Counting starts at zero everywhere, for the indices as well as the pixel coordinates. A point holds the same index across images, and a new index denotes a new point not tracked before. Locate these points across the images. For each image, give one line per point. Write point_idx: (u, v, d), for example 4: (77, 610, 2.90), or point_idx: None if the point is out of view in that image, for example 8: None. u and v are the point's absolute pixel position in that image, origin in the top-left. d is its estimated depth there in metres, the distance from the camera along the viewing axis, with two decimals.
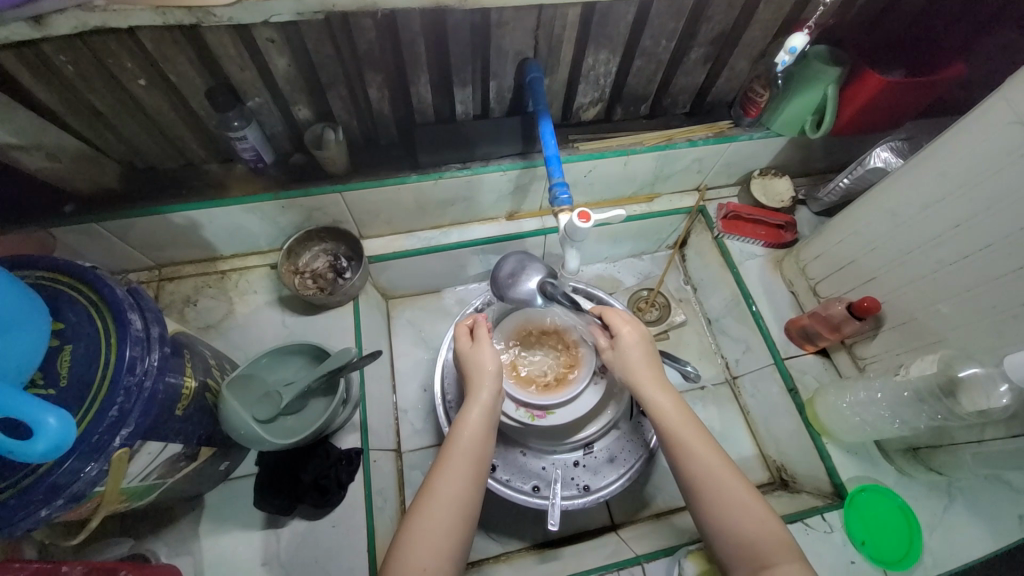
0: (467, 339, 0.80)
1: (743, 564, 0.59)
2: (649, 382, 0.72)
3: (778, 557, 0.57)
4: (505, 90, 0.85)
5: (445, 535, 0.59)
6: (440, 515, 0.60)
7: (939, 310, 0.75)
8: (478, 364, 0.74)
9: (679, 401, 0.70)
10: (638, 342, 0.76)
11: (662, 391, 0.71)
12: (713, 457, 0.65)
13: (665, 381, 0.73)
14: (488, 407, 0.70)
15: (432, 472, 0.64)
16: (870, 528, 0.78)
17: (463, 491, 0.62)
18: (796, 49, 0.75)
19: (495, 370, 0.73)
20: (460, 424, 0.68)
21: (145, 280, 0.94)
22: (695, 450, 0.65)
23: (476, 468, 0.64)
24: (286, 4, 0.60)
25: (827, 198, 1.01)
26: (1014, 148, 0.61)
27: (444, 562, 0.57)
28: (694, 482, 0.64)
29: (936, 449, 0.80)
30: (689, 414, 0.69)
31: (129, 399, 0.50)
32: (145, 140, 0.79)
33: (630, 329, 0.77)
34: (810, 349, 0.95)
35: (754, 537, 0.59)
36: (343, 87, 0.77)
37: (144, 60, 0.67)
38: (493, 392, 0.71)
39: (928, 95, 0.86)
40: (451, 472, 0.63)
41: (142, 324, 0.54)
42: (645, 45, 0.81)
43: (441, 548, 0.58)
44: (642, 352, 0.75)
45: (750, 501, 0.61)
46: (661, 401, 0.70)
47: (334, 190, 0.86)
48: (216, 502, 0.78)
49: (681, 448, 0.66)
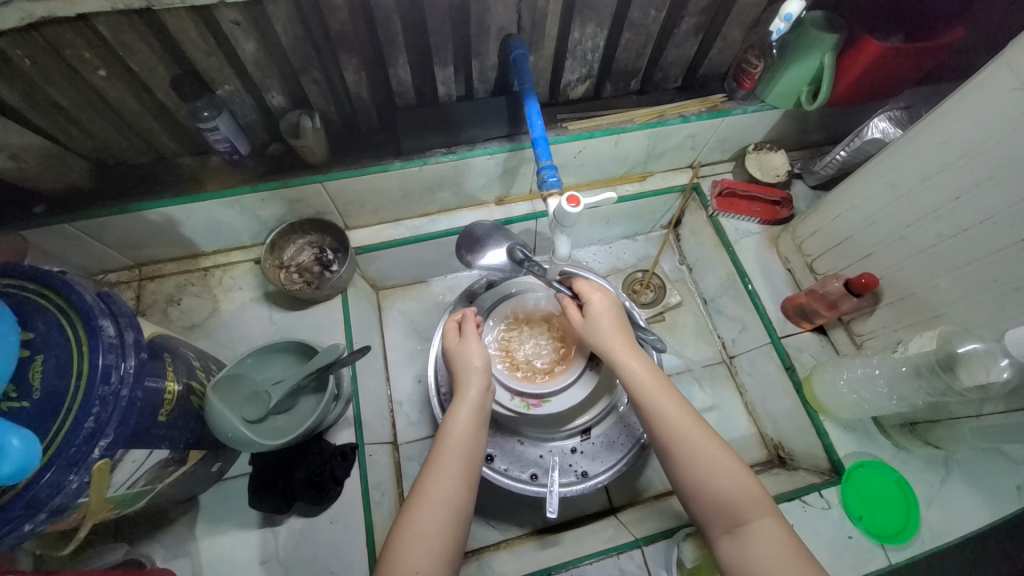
0: (455, 333, 0.78)
1: (720, 523, 0.59)
2: (622, 349, 0.71)
3: (754, 518, 0.58)
4: (488, 70, 0.81)
5: (437, 534, 0.58)
6: (432, 512, 0.59)
7: (938, 285, 0.74)
8: (464, 360, 0.73)
9: (652, 364, 0.70)
10: (609, 309, 0.76)
11: (633, 356, 0.71)
12: (687, 420, 0.64)
13: (634, 344, 0.72)
14: (477, 405, 0.69)
15: (424, 471, 0.63)
16: (868, 503, 0.79)
17: (454, 491, 0.61)
18: (791, 16, 0.72)
19: (485, 368, 0.72)
20: (449, 421, 0.67)
21: (125, 280, 0.91)
22: (668, 414, 0.65)
23: (466, 466, 0.63)
24: None
25: (824, 171, 0.99)
26: (1018, 114, 0.58)
27: (438, 563, 0.57)
28: (669, 446, 0.63)
29: (934, 424, 0.81)
30: (661, 376, 0.69)
31: (105, 409, 0.49)
32: (113, 134, 0.75)
33: (599, 297, 0.77)
34: (807, 327, 0.94)
35: (730, 496, 0.59)
36: (317, 71, 0.73)
37: (103, 50, 0.63)
38: (482, 390, 0.70)
39: (929, 61, 0.83)
40: (443, 470, 0.62)
41: (116, 330, 0.52)
42: (634, 17, 0.77)
43: (435, 547, 0.57)
44: (612, 319, 0.75)
45: (725, 460, 0.61)
46: (635, 367, 0.69)
47: (314, 180, 0.83)
48: (212, 503, 0.77)
49: (655, 413, 0.65)
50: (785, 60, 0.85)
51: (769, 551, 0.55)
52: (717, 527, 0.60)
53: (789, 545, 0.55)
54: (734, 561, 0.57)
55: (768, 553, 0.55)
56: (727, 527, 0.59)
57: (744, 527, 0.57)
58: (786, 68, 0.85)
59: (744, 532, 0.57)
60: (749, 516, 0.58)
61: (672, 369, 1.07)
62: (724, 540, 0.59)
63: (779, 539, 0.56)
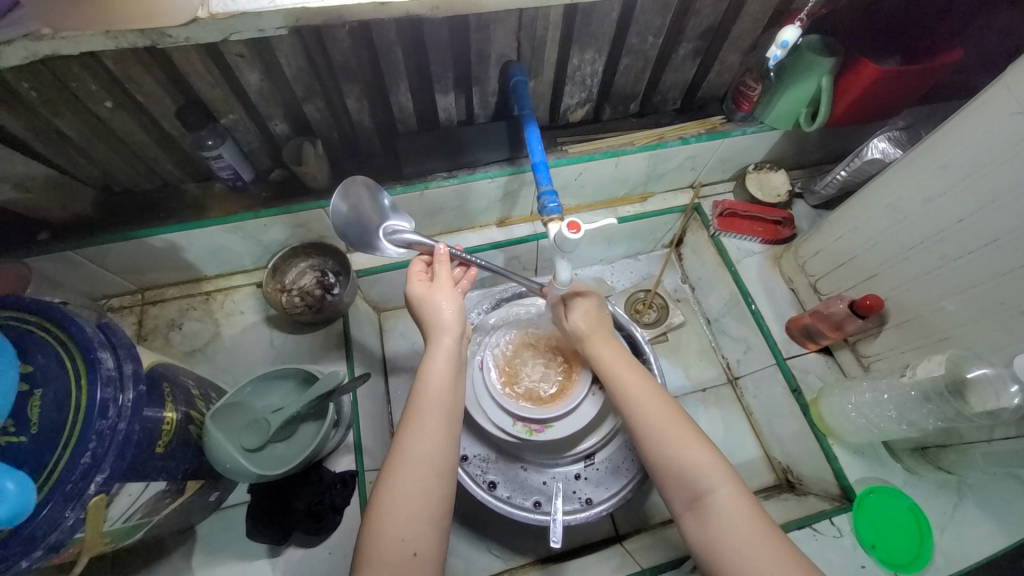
0: (421, 278, 0.72)
1: (682, 498, 0.60)
2: (598, 346, 0.75)
3: (714, 489, 0.58)
4: (489, 95, 0.82)
5: (420, 498, 0.58)
6: (413, 473, 0.58)
7: (944, 307, 0.73)
8: (434, 312, 0.69)
9: (622, 354, 0.73)
10: (590, 307, 0.79)
11: (605, 348, 0.74)
12: (652, 400, 0.66)
13: (610, 334, 0.77)
14: (450, 358, 0.68)
15: (399, 431, 0.62)
16: (880, 531, 0.77)
17: (438, 448, 0.61)
18: (788, 43, 0.72)
19: (460, 318, 0.70)
20: (421, 379, 0.65)
21: (128, 305, 0.91)
22: (635, 398, 0.66)
23: (446, 421, 0.63)
24: (270, 19, 0.54)
25: (824, 190, 0.99)
26: (1020, 138, 0.58)
27: (424, 525, 0.57)
28: (635, 429, 0.64)
29: (945, 448, 0.78)
30: (632, 362, 0.72)
31: (102, 444, 0.48)
32: (118, 163, 0.76)
33: (584, 298, 0.79)
34: (812, 348, 0.93)
35: (693, 467, 0.59)
36: (319, 99, 0.74)
37: (110, 82, 0.65)
38: (455, 340, 0.69)
39: (925, 82, 0.84)
40: (416, 430, 0.61)
41: (115, 362, 0.52)
42: (632, 43, 0.78)
43: (421, 512, 0.57)
44: (590, 316, 0.78)
45: (684, 431, 0.62)
46: (608, 360, 0.72)
47: (316, 206, 0.83)
48: (209, 533, 0.76)
49: (622, 399, 0.67)
50: (784, 83, 0.85)
51: (727, 524, 0.56)
52: (679, 503, 0.60)
53: (749, 517, 0.56)
54: (698, 537, 0.57)
55: (728, 523, 0.56)
56: (688, 502, 0.59)
57: (702, 500, 0.58)
58: (784, 91, 0.86)
59: (703, 506, 0.58)
60: (709, 485, 0.58)
61: (676, 390, 1.06)
62: (686, 516, 0.59)
63: (737, 508, 0.56)
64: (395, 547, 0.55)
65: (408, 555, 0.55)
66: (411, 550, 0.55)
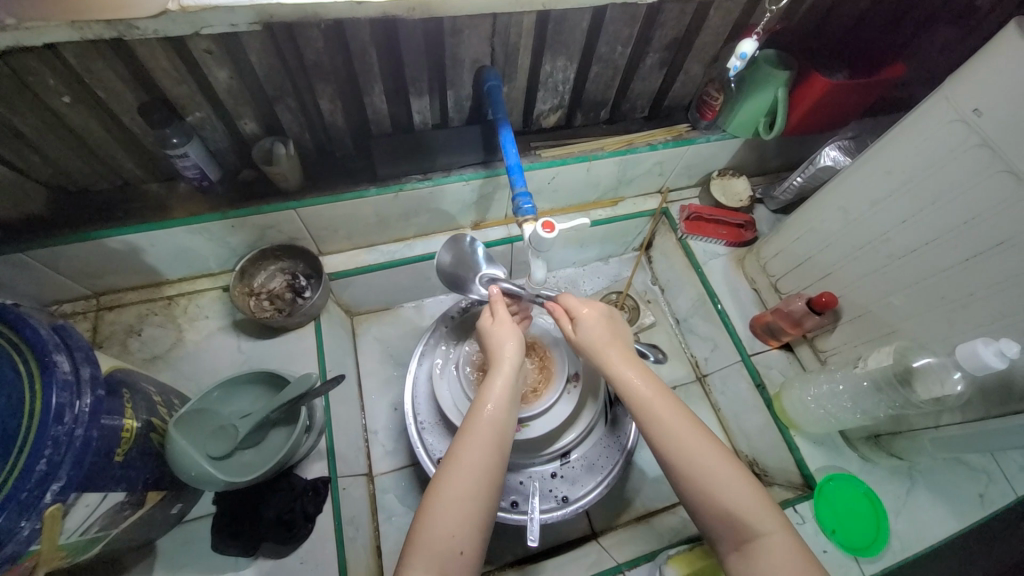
0: (490, 315, 0.75)
1: (728, 538, 0.56)
2: (620, 366, 0.66)
3: (764, 533, 0.55)
4: (463, 99, 0.83)
5: (471, 500, 0.57)
6: (466, 478, 0.58)
7: (891, 302, 0.78)
8: (499, 338, 0.71)
9: (652, 378, 0.65)
10: (601, 320, 0.71)
11: (635, 374, 0.65)
12: (695, 438, 0.60)
13: (632, 354, 0.68)
14: (510, 378, 0.67)
15: (455, 438, 0.62)
16: (839, 516, 0.81)
17: (491, 456, 0.60)
18: (746, 54, 0.76)
19: (519, 346, 0.70)
20: (483, 395, 0.65)
21: (82, 310, 0.86)
22: (671, 428, 0.60)
23: (502, 436, 0.62)
24: (241, 14, 0.53)
25: (783, 195, 1.05)
26: (955, 144, 0.64)
27: (472, 526, 0.56)
28: (673, 463, 0.59)
29: (897, 435, 0.84)
30: (666, 390, 0.64)
31: (58, 450, 0.46)
32: (74, 161, 0.73)
33: (589, 310, 0.71)
34: (774, 345, 0.98)
35: (739, 512, 0.56)
36: (291, 99, 0.73)
37: (69, 77, 0.62)
38: (516, 364, 0.68)
39: (871, 95, 0.90)
40: (473, 438, 0.60)
41: (71, 366, 0.49)
42: (602, 51, 0.81)
43: (472, 513, 0.57)
44: (606, 331, 0.70)
45: (727, 468, 0.58)
46: (635, 382, 0.65)
47: (287, 207, 0.82)
48: (171, 548, 0.72)
49: (659, 432, 0.61)
50: (744, 93, 0.90)
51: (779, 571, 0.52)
52: (725, 542, 0.57)
53: (802, 562, 0.53)
54: None
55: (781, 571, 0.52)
56: (735, 542, 0.56)
57: (749, 543, 0.55)
58: (745, 100, 0.91)
59: (752, 549, 0.55)
60: (757, 530, 0.55)
61: None
62: (732, 554, 0.56)
63: (789, 557, 0.53)
64: (446, 542, 0.55)
65: (455, 552, 0.55)
66: (458, 547, 0.55)
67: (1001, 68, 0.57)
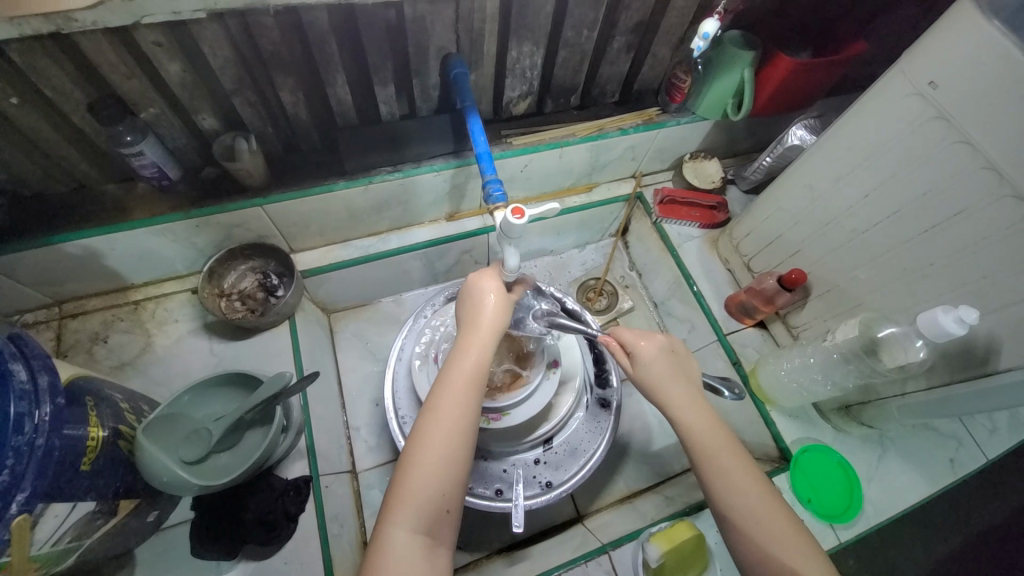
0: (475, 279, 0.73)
1: None
2: (683, 407, 0.65)
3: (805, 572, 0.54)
4: (430, 88, 0.82)
5: (450, 451, 0.58)
6: (444, 431, 0.58)
7: (857, 276, 0.80)
8: (479, 298, 0.68)
9: (712, 421, 0.64)
10: (662, 356, 0.68)
11: (696, 415, 0.64)
12: (747, 479, 0.60)
13: (695, 394, 0.66)
14: (489, 335, 0.66)
15: (433, 393, 0.62)
16: (814, 486, 0.83)
17: (467, 406, 0.60)
18: (709, 35, 0.77)
19: (501, 306, 0.68)
20: (462, 351, 0.64)
21: (43, 320, 0.83)
22: (732, 478, 0.60)
23: (476, 384, 0.62)
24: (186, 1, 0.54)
25: (753, 176, 1.05)
26: (914, 118, 0.65)
27: (454, 482, 0.57)
28: (726, 510, 0.59)
29: (866, 404, 0.88)
30: (724, 432, 0.63)
31: (20, 460, 0.44)
32: (24, 163, 0.69)
33: (647, 345, 0.69)
34: (750, 323, 1.00)
35: (785, 558, 0.55)
36: (251, 91, 0.71)
37: (11, 74, 0.59)
38: (497, 322, 0.67)
39: (835, 73, 0.91)
40: (454, 395, 0.60)
41: (28, 374, 0.48)
42: (568, 36, 0.80)
43: (452, 466, 0.57)
44: (667, 368, 0.68)
45: (774, 512, 0.58)
46: (696, 426, 0.64)
47: (253, 204, 0.80)
48: (149, 557, 0.70)
49: (718, 475, 0.60)
50: (709, 76, 0.91)
51: None
52: None
53: None
54: None
55: None
56: None
57: None
58: (710, 83, 0.92)
59: None
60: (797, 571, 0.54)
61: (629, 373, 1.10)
62: None
63: None
64: (431, 502, 0.56)
65: (441, 509, 0.56)
66: (444, 505, 0.56)
67: (955, 39, 0.58)
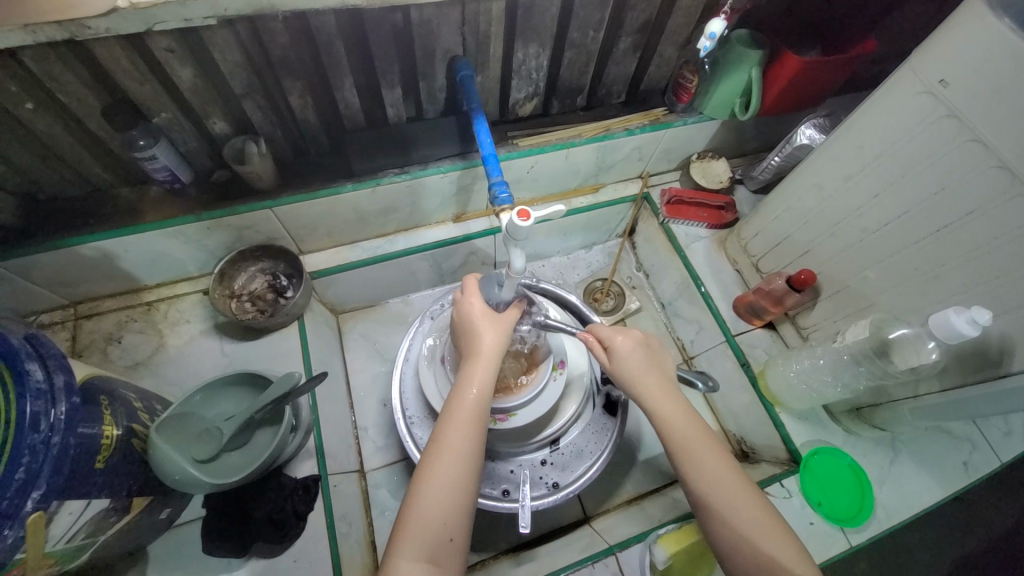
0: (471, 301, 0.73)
1: None
2: (660, 400, 0.65)
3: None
4: (436, 90, 0.82)
5: (456, 484, 0.58)
6: (450, 464, 0.58)
7: (868, 276, 0.79)
8: (477, 326, 0.69)
9: (690, 415, 0.64)
10: (638, 350, 0.68)
11: (672, 407, 0.64)
12: (729, 475, 0.60)
13: (669, 386, 0.66)
14: (491, 365, 0.66)
15: (438, 425, 0.62)
16: (824, 489, 0.82)
17: (471, 441, 0.60)
18: (716, 34, 0.77)
19: (501, 334, 0.69)
20: (466, 382, 0.65)
21: (59, 320, 0.85)
22: (712, 473, 0.60)
23: (481, 417, 0.62)
24: (197, 8, 0.55)
25: (762, 175, 1.04)
26: (924, 117, 0.64)
27: (460, 515, 0.57)
28: (708, 505, 0.59)
29: (878, 407, 0.86)
30: (702, 426, 0.63)
31: (36, 458, 0.46)
32: (41, 168, 0.71)
33: (623, 339, 0.69)
34: (758, 324, 0.98)
35: (775, 557, 0.55)
36: (260, 95, 0.72)
37: (28, 81, 0.61)
38: (497, 351, 0.68)
39: (844, 71, 0.90)
40: (457, 424, 0.61)
41: (45, 374, 0.49)
42: (574, 37, 0.80)
43: (459, 499, 0.57)
44: (643, 362, 0.68)
45: (761, 512, 0.58)
46: (672, 418, 0.63)
47: (263, 206, 0.81)
48: (162, 553, 0.72)
49: (696, 469, 0.60)
50: (716, 76, 0.91)
51: None
52: None
53: None
54: None
55: None
56: None
57: None
58: (718, 83, 0.91)
59: None
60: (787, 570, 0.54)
61: None
62: None
63: None
64: (436, 532, 0.56)
65: (445, 540, 0.56)
66: (448, 535, 0.56)
67: (965, 37, 0.57)
